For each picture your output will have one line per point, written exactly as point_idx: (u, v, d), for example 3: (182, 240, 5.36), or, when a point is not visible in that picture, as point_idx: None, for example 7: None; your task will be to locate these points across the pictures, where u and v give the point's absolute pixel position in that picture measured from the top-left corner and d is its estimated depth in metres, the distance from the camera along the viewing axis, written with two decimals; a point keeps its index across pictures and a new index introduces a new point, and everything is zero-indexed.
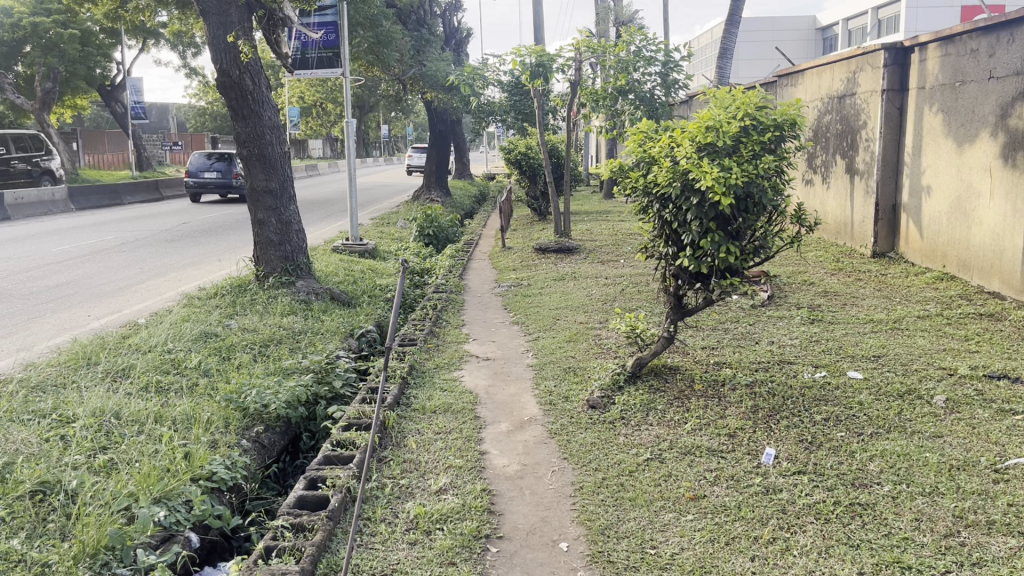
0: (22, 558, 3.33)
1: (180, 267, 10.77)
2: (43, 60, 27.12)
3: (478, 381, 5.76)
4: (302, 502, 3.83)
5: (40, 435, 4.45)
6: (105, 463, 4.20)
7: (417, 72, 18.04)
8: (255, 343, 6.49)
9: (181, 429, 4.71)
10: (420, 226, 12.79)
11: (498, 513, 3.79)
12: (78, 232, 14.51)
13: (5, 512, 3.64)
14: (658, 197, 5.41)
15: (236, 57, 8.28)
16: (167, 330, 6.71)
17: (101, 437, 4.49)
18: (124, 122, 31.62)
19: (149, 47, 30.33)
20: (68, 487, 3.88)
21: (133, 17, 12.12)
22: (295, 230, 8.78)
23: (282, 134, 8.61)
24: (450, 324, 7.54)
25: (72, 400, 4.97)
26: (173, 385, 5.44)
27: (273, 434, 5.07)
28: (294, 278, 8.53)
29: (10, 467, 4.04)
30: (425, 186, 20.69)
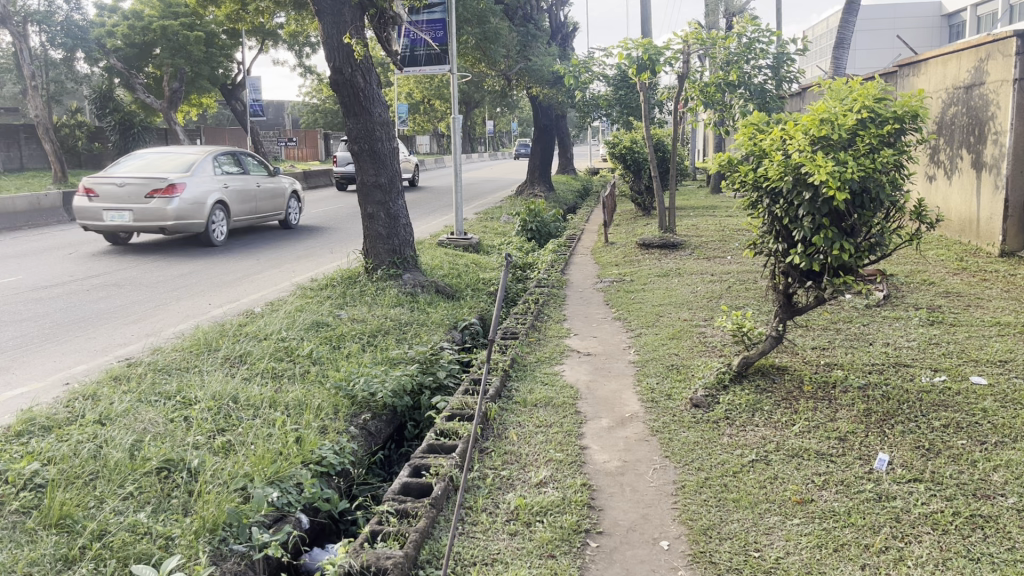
0: (148, 531, 3.54)
1: (294, 259, 11.19)
2: (171, 62, 28.57)
3: (580, 376, 5.76)
4: (407, 489, 3.93)
5: (166, 416, 4.73)
6: (224, 444, 4.42)
7: (523, 67, 18.10)
8: (363, 333, 6.69)
9: (293, 414, 4.93)
10: (523, 220, 12.84)
11: (599, 508, 3.78)
12: None
13: (134, 487, 3.88)
14: (769, 191, 5.26)
15: (348, 55, 8.52)
16: (281, 319, 6.98)
17: (221, 420, 4.74)
18: (243, 119, 33.12)
19: (268, 47, 31.63)
20: (191, 465, 4.11)
21: (253, 18, 12.64)
22: (402, 224, 8.99)
23: (391, 130, 8.82)
24: (552, 318, 7.55)
25: (194, 383, 5.26)
26: (287, 372, 5.67)
27: (380, 422, 5.21)
28: (401, 271, 8.73)
29: (139, 445, 4.31)
30: (529, 181, 20.76)
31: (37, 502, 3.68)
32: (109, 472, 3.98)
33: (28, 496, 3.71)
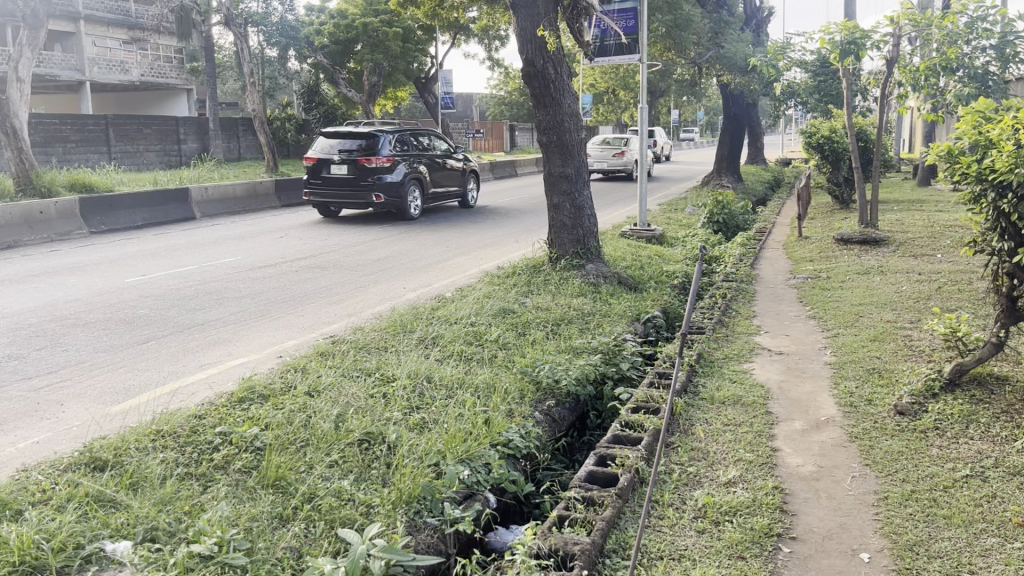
0: (351, 497, 3.79)
1: (481, 247, 11.52)
2: (371, 57, 30.20)
3: (771, 376, 5.55)
4: (593, 477, 3.96)
5: (367, 391, 5.04)
6: (418, 421, 4.64)
7: (715, 55, 17.63)
8: (548, 322, 6.79)
9: (482, 395, 5.09)
10: (710, 212, 12.52)
11: (792, 513, 3.63)
12: (395, 212, 16.05)
13: (339, 456, 4.16)
14: (994, 186, 4.82)
15: (541, 47, 8.64)
16: (471, 305, 7.22)
17: (416, 397, 4.98)
18: (435, 111, 34.47)
19: (460, 41, 32.70)
20: (390, 439, 4.35)
21: (449, 14, 13.12)
22: (587, 215, 9.03)
23: (580, 121, 8.86)
24: (740, 314, 7.33)
25: (391, 362, 5.56)
26: (475, 355, 5.87)
27: (563, 409, 5.26)
28: (585, 261, 8.76)
29: (343, 417, 4.61)
30: (716, 172, 20.21)
31: (256, 464, 4.03)
32: (317, 440, 4.30)
33: (249, 457, 4.08)
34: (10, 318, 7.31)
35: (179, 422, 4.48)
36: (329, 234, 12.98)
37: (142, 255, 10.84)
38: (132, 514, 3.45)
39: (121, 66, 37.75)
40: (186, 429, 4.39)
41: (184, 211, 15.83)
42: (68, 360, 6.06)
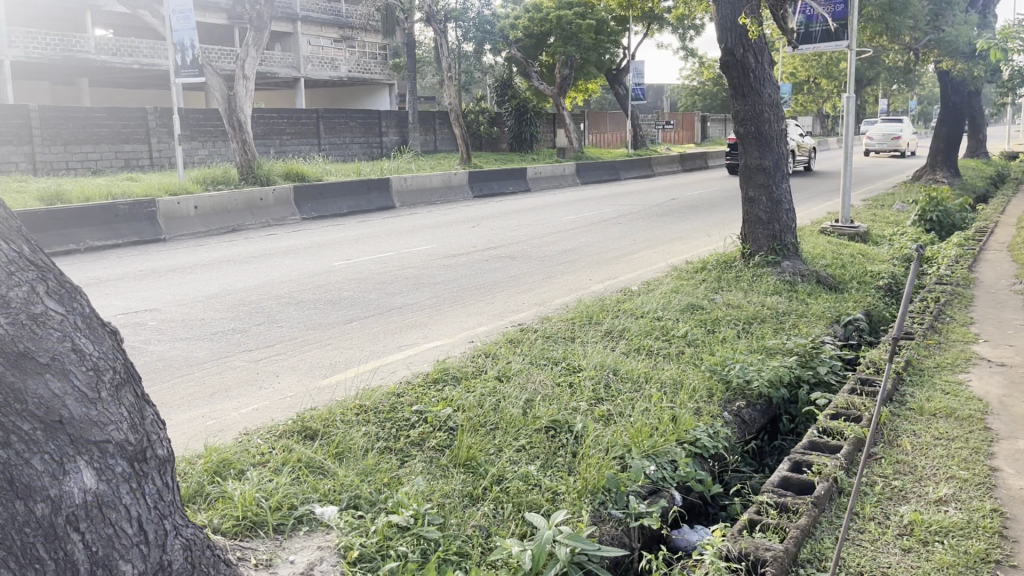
0: (538, 483, 3.87)
1: (670, 241, 11.34)
2: (563, 50, 30.42)
3: (990, 389, 5.07)
4: (787, 483, 3.81)
5: (554, 379, 5.11)
6: (604, 412, 4.65)
7: (933, 39, 16.28)
8: (739, 320, 6.58)
9: (669, 391, 5.02)
10: (922, 209, 11.62)
11: (1014, 539, 3.32)
12: (583, 204, 16.11)
13: (527, 441, 4.25)
14: None
15: (741, 35, 8.36)
16: (658, 299, 7.14)
17: (603, 390, 4.98)
18: (626, 103, 34.24)
19: (653, 31, 32.22)
20: (576, 429, 4.38)
21: (644, 4, 12.94)
22: (785, 210, 8.65)
23: (780, 112, 8.49)
24: (955, 320, 6.76)
25: (578, 353, 5.60)
26: (663, 351, 5.80)
27: (754, 411, 5.08)
28: (781, 258, 8.41)
29: (531, 404, 4.71)
30: (930, 166, 18.72)
31: (448, 443, 4.20)
32: (505, 424, 4.41)
33: (442, 436, 4.26)
34: (235, 295, 8.05)
35: (380, 399, 4.75)
36: (518, 224, 13.27)
37: (346, 241, 11.58)
38: (338, 481, 3.71)
39: (331, 63, 40.41)
40: (386, 405, 4.65)
41: (384, 199, 16.72)
42: (283, 335, 6.59)
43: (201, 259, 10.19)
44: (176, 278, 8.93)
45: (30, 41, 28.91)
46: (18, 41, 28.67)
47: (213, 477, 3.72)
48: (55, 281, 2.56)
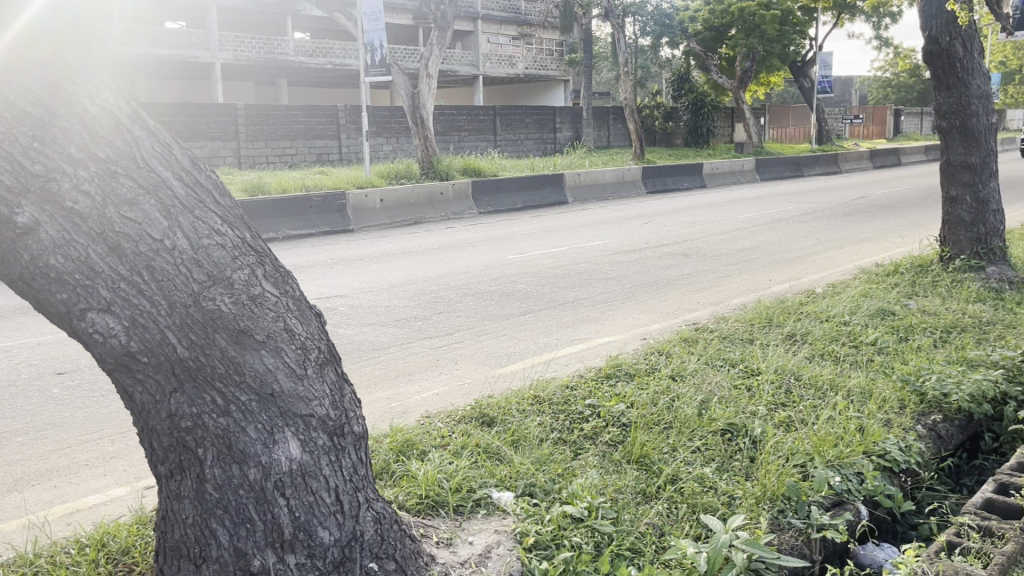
0: (714, 485, 3.79)
1: (857, 242, 10.73)
2: (746, 42, 29.44)
3: None
4: (991, 506, 3.53)
5: (731, 381, 4.99)
6: (785, 418, 4.48)
7: None
8: (937, 328, 6.14)
9: (856, 400, 4.77)
10: None
11: None
12: (762, 202, 15.56)
13: (702, 443, 4.17)
14: None
15: (949, 22, 7.76)
16: (846, 302, 6.79)
17: (783, 395, 4.80)
18: (811, 97, 32.70)
19: (844, 20, 30.51)
20: (753, 433, 4.26)
21: None
22: (992, 210, 7.97)
23: (991, 104, 7.82)
24: None
25: (757, 355, 5.43)
26: (849, 357, 5.51)
27: (951, 427, 4.73)
28: (985, 263, 7.85)
29: (706, 404, 4.62)
30: None
31: (622, 438, 4.20)
32: (679, 424, 4.35)
33: (616, 431, 4.26)
34: (416, 285, 8.42)
35: (554, 390, 4.82)
36: (695, 221, 13.02)
37: (521, 235, 11.81)
38: (514, 468, 3.80)
39: (509, 60, 41.27)
40: (560, 397, 4.71)
41: (558, 194, 16.90)
42: (461, 324, 6.83)
43: (385, 249, 10.72)
44: (362, 266, 9.47)
45: (238, 44, 31.60)
46: (228, 45, 31.42)
47: (398, 456, 3.93)
48: (272, 265, 2.78)
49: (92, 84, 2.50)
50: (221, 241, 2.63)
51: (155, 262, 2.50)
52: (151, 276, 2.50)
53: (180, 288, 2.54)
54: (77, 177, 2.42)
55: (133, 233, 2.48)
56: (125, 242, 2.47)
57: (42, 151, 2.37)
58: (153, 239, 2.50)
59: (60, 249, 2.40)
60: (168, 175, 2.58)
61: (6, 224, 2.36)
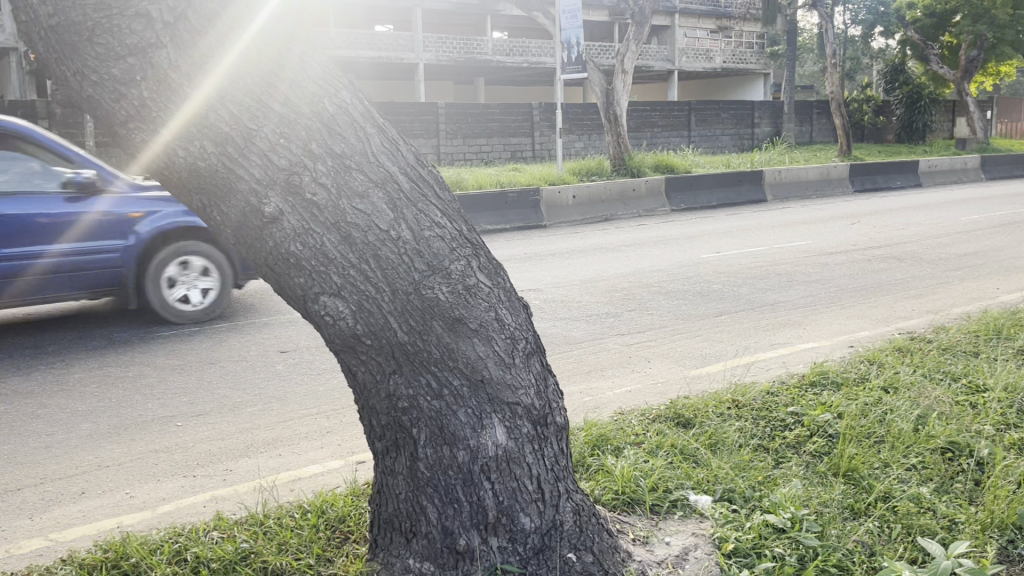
0: (932, 507, 3.52)
1: None
2: (972, 28, 26.97)
3: None
4: None
5: (953, 397, 4.60)
6: (1016, 440, 4.08)
7: None
8: None
9: None
10: None
11: None
12: (988, 203, 14.21)
13: (919, 460, 3.89)
14: None
15: None
16: None
17: (1014, 414, 4.37)
18: None
19: None
20: (979, 454, 3.91)
21: None
22: None
23: None
24: None
25: (984, 369, 4.97)
26: None
27: None
28: None
29: (924, 420, 4.30)
30: None
31: (828, 450, 4.00)
32: (893, 439, 4.07)
33: (822, 442, 4.06)
34: (609, 281, 8.43)
35: (754, 395, 4.66)
36: (910, 222, 12.10)
37: (716, 234, 11.50)
38: (712, 472, 3.71)
39: (707, 54, 40.28)
40: (761, 403, 4.55)
41: (755, 193, 16.30)
42: (654, 323, 6.76)
43: (577, 245, 10.81)
44: (555, 261, 9.61)
45: (441, 46, 32.86)
46: (431, 46, 32.73)
47: (594, 450, 3.94)
48: (486, 257, 2.87)
49: (332, 85, 2.69)
50: (441, 233, 2.75)
51: (380, 251, 2.66)
52: (377, 264, 2.66)
53: (402, 276, 2.68)
54: (317, 171, 2.61)
55: (362, 223, 2.64)
56: (354, 231, 2.64)
57: (288, 147, 2.58)
58: (379, 230, 2.66)
59: (299, 237, 2.61)
60: (395, 170, 2.73)
61: (255, 213, 2.60)
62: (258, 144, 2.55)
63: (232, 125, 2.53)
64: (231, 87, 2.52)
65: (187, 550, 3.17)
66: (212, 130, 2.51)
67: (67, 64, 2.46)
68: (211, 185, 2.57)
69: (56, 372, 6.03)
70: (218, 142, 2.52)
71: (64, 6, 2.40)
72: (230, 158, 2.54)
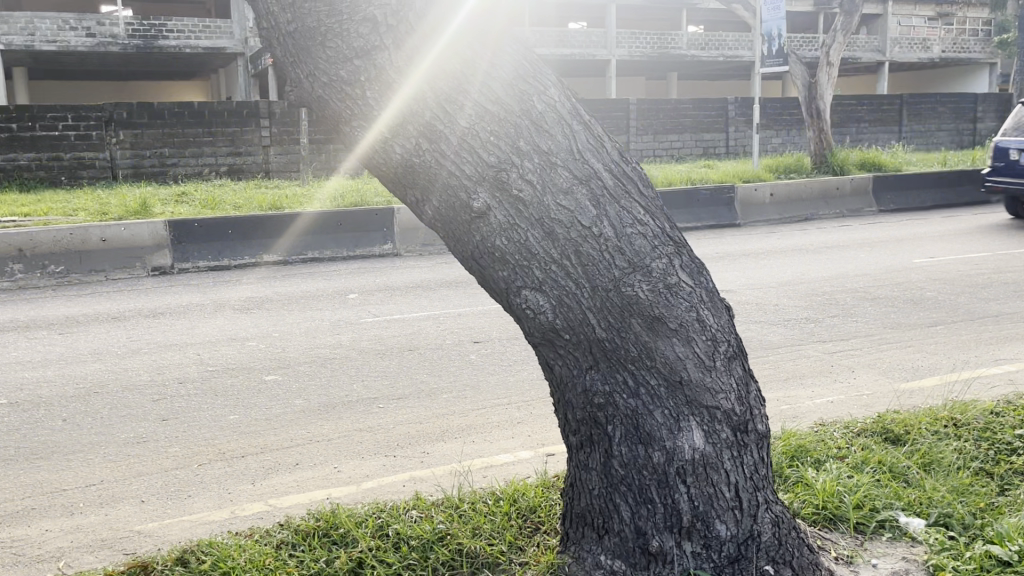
0: None
1: None
2: None
3: None
4: None
5: None
6: None
7: None
8: None
9: None
10: None
11: None
12: None
13: None
14: None
15: None
16: None
17: None
18: None
19: None
20: None
21: None
22: None
23: None
24: None
25: None
26: None
27: None
28: None
29: None
30: None
31: None
32: None
33: None
34: (808, 284, 8.03)
35: (975, 415, 4.27)
36: None
37: (931, 237, 10.64)
38: (926, 494, 3.44)
39: (923, 43, 37.34)
40: (982, 423, 4.16)
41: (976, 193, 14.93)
42: (858, 330, 6.36)
43: (774, 246, 10.39)
44: (750, 262, 9.29)
45: (634, 41, 32.50)
46: (625, 42, 32.44)
47: (792, 461, 3.75)
48: (688, 256, 2.81)
49: (540, 82, 2.72)
50: (643, 230, 2.71)
51: (582, 247, 2.66)
52: (578, 260, 2.67)
53: (603, 272, 2.67)
54: (523, 167, 2.65)
55: (565, 219, 2.66)
56: (558, 227, 2.66)
57: (496, 144, 2.64)
58: (582, 226, 2.66)
59: (504, 231, 2.66)
60: (600, 167, 2.72)
61: (463, 207, 2.67)
62: (468, 142, 2.63)
63: (445, 123, 2.62)
64: (445, 87, 2.62)
65: (389, 526, 3.35)
66: (426, 128, 2.62)
67: (301, 67, 2.66)
68: (423, 181, 2.68)
69: (274, 351, 6.56)
70: (431, 139, 2.63)
71: (301, 13, 2.59)
72: (442, 155, 2.63)
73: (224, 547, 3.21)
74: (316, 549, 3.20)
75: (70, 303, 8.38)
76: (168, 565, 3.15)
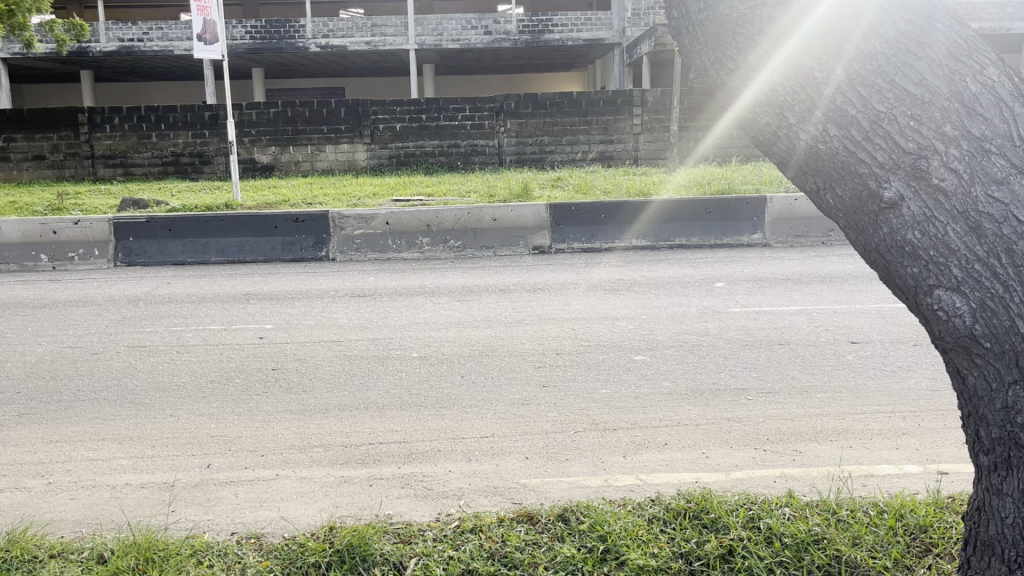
0: None
1: None
2: None
3: None
4: None
5: None
6: None
7: None
8: None
9: None
10: None
11: None
12: None
13: None
14: None
15: None
16: None
17: None
18: None
19: None
20: None
21: None
22: None
23: None
24: None
25: None
26: None
27: None
28: None
29: None
30: None
31: None
32: None
33: None
34: None
35: None
36: None
37: None
38: None
39: None
40: None
41: None
42: None
43: None
44: None
45: None
46: None
47: None
48: None
49: (977, 61, 2.40)
50: None
51: (1017, 246, 2.30)
52: (1011, 260, 2.31)
53: None
54: (948, 154, 2.35)
55: (996, 214, 2.31)
56: (987, 222, 2.33)
57: (918, 131, 2.37)
58: (1018, 222, 2.30)
59: (919, 225, 2.41)
60: None
61: (873, 197, 2.47)
62: (883, 127, 2.40)
63: (858, 107, 2.42)
64: (861, 69, 2.41)
65: (762, 519, 3.29)
66: (835, 112, 2.45)
67: (709, 55, 2.68)
68: (829, 169, 2.53)
69: (643, 332, 6.77)
70: (841, 124, 2.45)
71: (713, 2, 2.61)
72: (853, 142, 2.45)
73: (601, 512, 3.40)
74: (687, 529, 3.25)
75: (465, 275, 9.39)
76: (550, 518, 3.43)
